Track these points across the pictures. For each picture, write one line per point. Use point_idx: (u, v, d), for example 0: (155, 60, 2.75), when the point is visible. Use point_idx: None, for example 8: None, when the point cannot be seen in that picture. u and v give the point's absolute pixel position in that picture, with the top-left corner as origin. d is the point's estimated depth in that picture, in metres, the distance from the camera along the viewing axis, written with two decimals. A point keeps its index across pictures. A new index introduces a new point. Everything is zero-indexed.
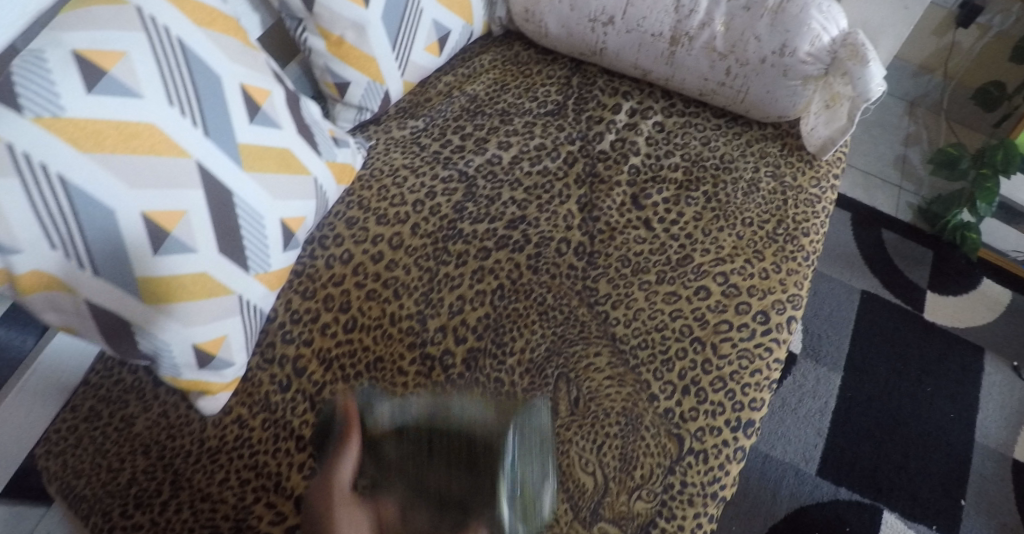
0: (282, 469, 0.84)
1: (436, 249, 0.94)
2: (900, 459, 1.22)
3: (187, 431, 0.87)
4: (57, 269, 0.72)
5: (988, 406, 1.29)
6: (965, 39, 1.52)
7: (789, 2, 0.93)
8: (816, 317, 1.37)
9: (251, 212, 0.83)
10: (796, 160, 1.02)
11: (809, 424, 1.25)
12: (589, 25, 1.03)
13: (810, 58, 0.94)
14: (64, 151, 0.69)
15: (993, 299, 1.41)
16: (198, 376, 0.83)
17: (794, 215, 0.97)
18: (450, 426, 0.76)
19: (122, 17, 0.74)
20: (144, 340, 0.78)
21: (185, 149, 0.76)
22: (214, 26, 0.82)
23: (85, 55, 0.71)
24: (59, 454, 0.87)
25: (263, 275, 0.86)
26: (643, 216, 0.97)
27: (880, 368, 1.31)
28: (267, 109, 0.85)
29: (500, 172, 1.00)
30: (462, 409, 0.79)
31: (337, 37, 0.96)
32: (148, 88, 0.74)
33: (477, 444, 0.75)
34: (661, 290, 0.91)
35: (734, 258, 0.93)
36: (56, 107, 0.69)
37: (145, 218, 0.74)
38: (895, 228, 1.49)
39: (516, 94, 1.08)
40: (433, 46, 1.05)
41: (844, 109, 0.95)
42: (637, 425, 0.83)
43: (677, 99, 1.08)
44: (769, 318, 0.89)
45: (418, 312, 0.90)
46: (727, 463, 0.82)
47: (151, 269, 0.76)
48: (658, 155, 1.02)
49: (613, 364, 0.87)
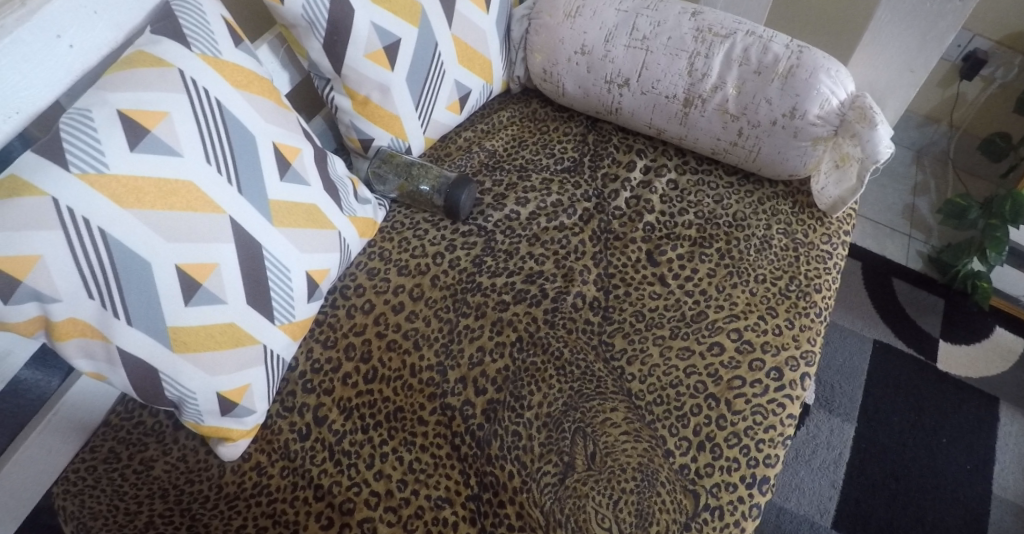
0: (300, 517, 0.84)
1: (455, 301, 0.96)
2: (916, 512, 1.21)
3: (206, 477, 0.88)
4: (93, 318, 0.75)
5: (1005, 457, 1.28)
6: (969, 91, 1.54)
7: (799, 67, 0.97)
8: (829, 367, 1.38)
9: (280, 266, 0.86)
10: (807, 217, 1.04)
11: (823, 476, 1.24)
12: (605, 87, 1.07)
13: (819, 121, 0.97)
14: (106, 207, 0.72)
15: (1006, 348, 1.40)
16: (219, 422, 0.85)
17: (807, 271, 0.99)
18: (402, 181, 1.04)
19: (165, 79, 0.77)
20: (170, 388, 0.80)
21: (219, 205, 0.79)
22: (250, 87, 0.85)
23: (129, 116, 0.74)
24: (77, 494, 0.86)
25: (287, 325, 0.89)
26: (659, 272, 1.00)
27: (894, 420, 1.31)
28: (297, 166, 0.88)
29: (518, 227, 1.03)
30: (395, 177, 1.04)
31: (363, 97, 1.00)
32: (187, 147, 0.77)
33: (409, 182, 1.04)
34: (675, 344, 0.93)
35: (748, 314, 0.95)
36: (101, 163, 0.72)
37: (179, 271, 0.77)
38: (907, 277, 1.50)
39: (534, 150, 1.12)
40: (454, 105, 1.09)
41: (854, 170, 0.98)
42: (653, 481, 0.83)
43: (690, 156, 1.11)
44: (783, 375, 0.90)
45: (438, 363, 0.92)
46: (743, 519, 0.82)
47: (182, 320, 0.78)
48: (672, 212, 1.05)
49: (629, 419, 0.88)
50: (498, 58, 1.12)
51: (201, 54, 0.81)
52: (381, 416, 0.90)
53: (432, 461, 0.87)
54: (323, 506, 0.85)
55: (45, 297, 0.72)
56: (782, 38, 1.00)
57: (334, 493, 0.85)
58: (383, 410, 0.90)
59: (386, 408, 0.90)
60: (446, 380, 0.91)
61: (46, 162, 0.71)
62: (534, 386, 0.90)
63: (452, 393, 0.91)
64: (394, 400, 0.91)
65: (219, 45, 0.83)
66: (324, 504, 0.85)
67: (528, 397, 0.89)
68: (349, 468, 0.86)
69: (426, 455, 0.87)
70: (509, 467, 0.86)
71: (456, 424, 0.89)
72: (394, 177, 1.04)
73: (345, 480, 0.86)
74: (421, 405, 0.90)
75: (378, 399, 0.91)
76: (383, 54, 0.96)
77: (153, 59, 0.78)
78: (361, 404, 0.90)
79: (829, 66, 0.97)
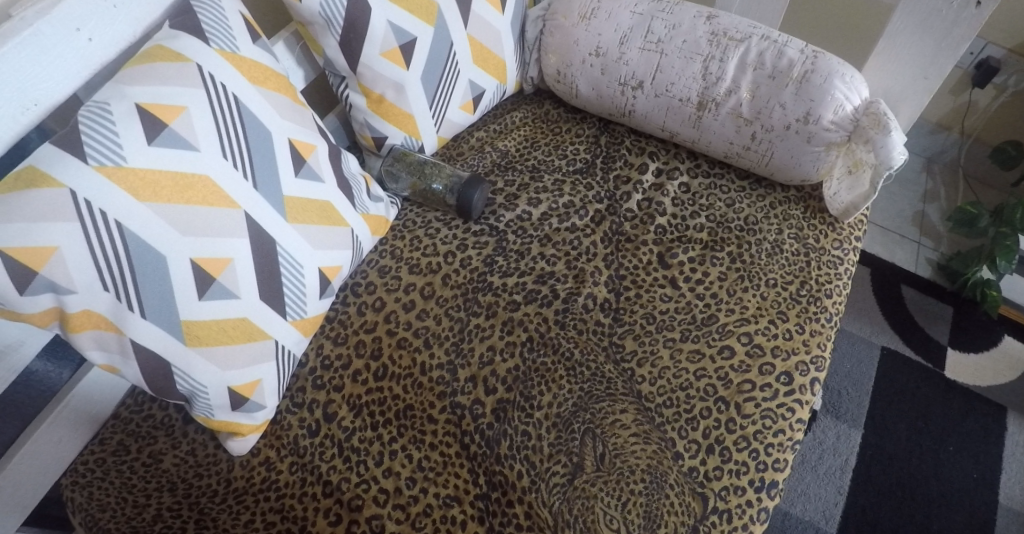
0: (308, 514, 0.84)
1: (467, 300, 0.96)
2: (922, 520, 1.21)
3: (215, 471, 0.88)
4: (107, 310, 0.75)
5: (1011, 466, 1.27)
6: (981, 98, 1.54)
7: (813, 73, 0.97)
8: (837, 373, 1.38)
9: (293, 261, 0.86)
10: (819, 223, 1.04)
11: (829, 481, 1.24)
12: (619, 89, 1.08)
13: (832, 126, 0.97)
14: (124, 199, 0.73)
15: (1014, 357, 1.40)
16: (230, 417, 0.85)
17: (817, 276, 0.99)
18: (415, 180, 1.04)
19: (183, 73, 0.77)
20: (182, 382, 0.81)
21: (234, 201, 0.80)
22: (267, 84, 0.85)
23: (147, 110, 0.74)
24: (86, 485, 0.86)
25: (298, 321, 0.89)
26: (669, 274, 1.00)
27: (901, 427, 1.31)
28: (312, 163, 0.88)
29: (530, 228, 1.03)
30: (407, 175, 1.04)
31: (377, 95, 1.00)
32: (204, 141, 0.77)
33: (422, 180, 1.04)
34: (685, 347, 0.93)
35: (758, 318, 0.95)
36: (119, 156, 0.72)
37: (193, 265, 0.77)
38: (915, 284, 1.50)
39: (546, 151, 1.13)
40: (468, 105, 1.10)
41: (867, 176, 0.98)
42: (662, 483, 0.83)
43: (702, 160, 1.11)
44: (793, 380, 0.90)
45: (448, 361, 0.92)
46: (750, 523, 0.82)
47: (195, 314, 0.79)
48: (683, 215, 1.05)
49: (638, 421, 0.88)
50: (512, 58, 1.12)
51: (219, 49, 0.81)
52: (391, 414, 0.90)
53: (441, 459, 0.87)
54: (331, 502, 0.85)
55: (61, 289, 0.72)
56: (797, 43, 1.01)
57: (343, 489, 0.85)
58: (393, 408, 0.90)
59: (396, 406, 0.90)
60: (456, 379, 0.91)
61: (65, 154, 0.71)
62: (544, 387, 0.90)
63: (462, 392, 0.91)
64: (404, 397, 0.91)
65: (237, 40, 0.83)
66: (332, 500, 0.85)
67: (537, 397, 0.89)
68: (358, 464, 0.87)
69: (435, 453, 0.87)
70: (518, 466, 0.86)
71: (465, 423, 0.89)
72: (406, 176, 1.04)
73: (354, 476, 0.86)
74: (431, 403, 0.90)
75: (388, 397, 0.91)
76: (399, 53, 0.97)
77: (171, 54, 0.78)
78: (371, 402, 0.90)
79: (843, 71, 0.97)
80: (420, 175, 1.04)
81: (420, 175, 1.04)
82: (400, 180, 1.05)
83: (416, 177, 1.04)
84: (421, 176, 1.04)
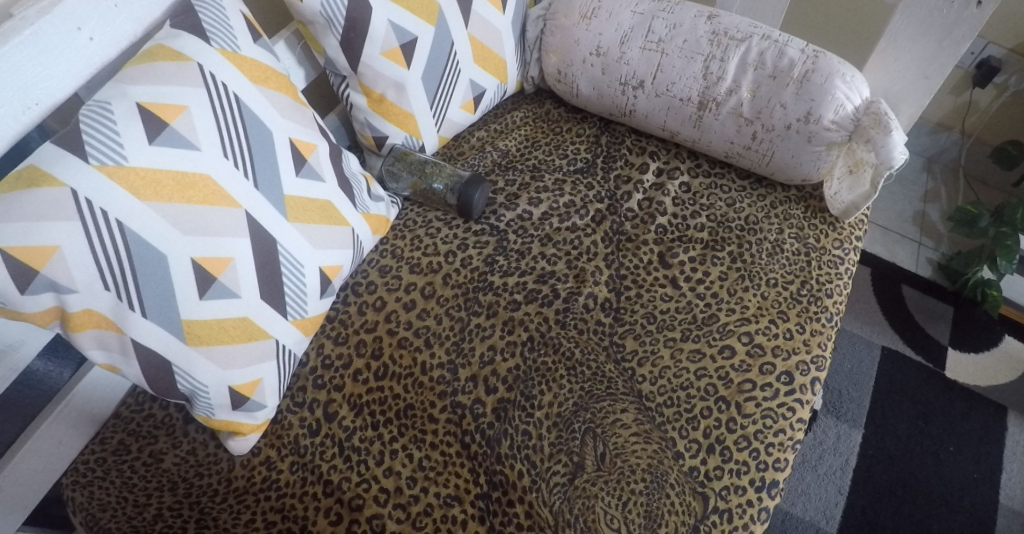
0: (309, 513, 0.84)
1: (467, 300, 0.97)
2: (923, 520, 1.21)
3: (216, 470, 0.88)
4: (108, 310, 0.75)
5: (1012, 466, 1.27)
6: (982, 98, 1.54)
7: (814, 72, 0.97)
8: (837, 373, 1.38)
9: (293, 261, 0.86)
10: (819, 222, 1.04)
11: (830, 481, 1.24)
12: (619, 89, 1.08)
13: (833, 126, 0.97)
14: (125, 199, 0.73)
15: (1015, 357, 1.40)
16: (230, 416, 0.85)
17: (818, 276, 0.99)
18: (415, 180, 1.04)
19: (184, 72, 0.77)
20: (183, 381, 0.81)
21: (235, 200, 0.80)
22: (268, 83, 0.85)
23: (148, 109, 0.74)
24: (87, 485, 0.86)
25: (299, 320, 0.89)
26: (670, 274, 1.00)
27: (901, 426, 1.31)
28: (312, 162, 0.88)
29: (530, 227, 1.03)
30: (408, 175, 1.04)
31: (378, 95, 1.00)
32: (205, 141, 0.77)
33: (422, 180, 1.04)
34: (685, 346, 0.93)
35: (759, 318, 0.95)
36: (120, 156, 0.72)
37: (194, 265, 0.77)
38: (915, 284, 1.50)
39: (547, 150, 1.13)
40: (468, 104, 1.10)
41: (867, 176, 0.98)
42: (662, 482, 0.83)
43: (703, 159, 1.11)
44: (793, 379, 0.90)
45: (449, 361, 0.92)
46: (751, 523, 0.82)
47: (196, 313, 0.79)
48: (684, 215, 1.05)
49: (638, 421, 0.88)
50: (513, 57, 1.12)
51: (220, 49, 0.81)
52: (392, 414, 0.90)
53: (442, 459, 0.87)
54: (332, 501, 0.85)
55: (62, 288, 0.72)
56: (798, 43, 1.01)
57: (343, 489, 0.85)
58: (393, 407, 0.90)
59: (396, 406, 0.90)
60: (456, 378, 0.91)
61: (66, 153, 0.71)
62: (545, 386, 0.90)
63: (463, 392, 0.91)
64: (404, 397, 0.91)
65: (238, 40, 0.83)
66: (333, 500, 0.85)
67: (538, 396, 0.89)
68: (359, 464, 0.87)
69: (436, 452, 0.87)
70: (518, 466, 0.86)
71: (466, 422, 0.89)
72: (406, 176, 1.04)
73: (354, 476, 0.86)
74: (432, 403, 0.90)
75: (388, 396, 0.91)
76: (399, 52, 0.97)
77: (172, 53, 0.78)
78: (372, 401, 0.90)
79: (844, 71, 0.97)
80: (420, 175, 1.04)
81: (421, 175, 1.04)
82: (400, 180, 1.05)
83: (416, 177, 1.04)
84: (421, 176, 1.04)
